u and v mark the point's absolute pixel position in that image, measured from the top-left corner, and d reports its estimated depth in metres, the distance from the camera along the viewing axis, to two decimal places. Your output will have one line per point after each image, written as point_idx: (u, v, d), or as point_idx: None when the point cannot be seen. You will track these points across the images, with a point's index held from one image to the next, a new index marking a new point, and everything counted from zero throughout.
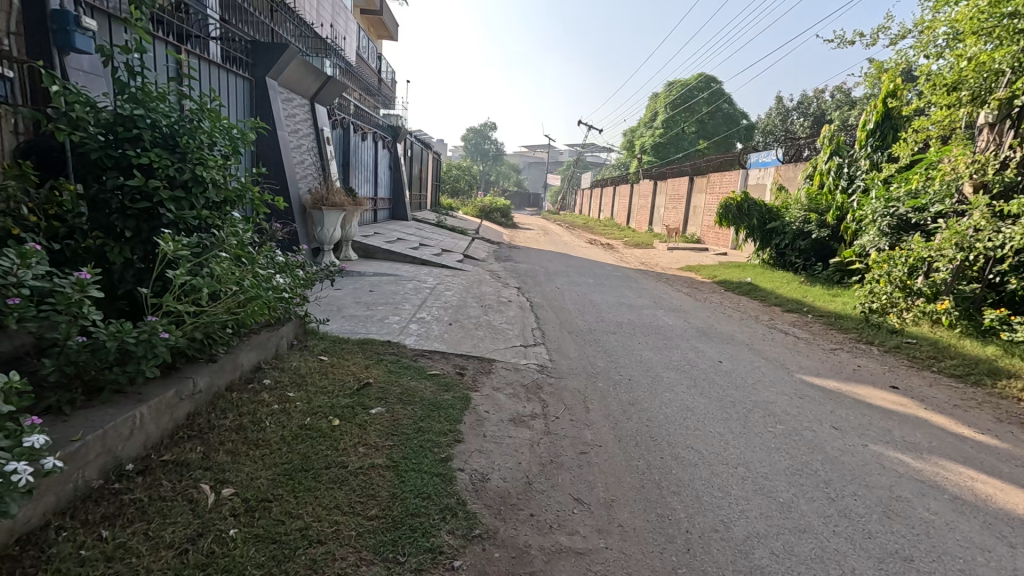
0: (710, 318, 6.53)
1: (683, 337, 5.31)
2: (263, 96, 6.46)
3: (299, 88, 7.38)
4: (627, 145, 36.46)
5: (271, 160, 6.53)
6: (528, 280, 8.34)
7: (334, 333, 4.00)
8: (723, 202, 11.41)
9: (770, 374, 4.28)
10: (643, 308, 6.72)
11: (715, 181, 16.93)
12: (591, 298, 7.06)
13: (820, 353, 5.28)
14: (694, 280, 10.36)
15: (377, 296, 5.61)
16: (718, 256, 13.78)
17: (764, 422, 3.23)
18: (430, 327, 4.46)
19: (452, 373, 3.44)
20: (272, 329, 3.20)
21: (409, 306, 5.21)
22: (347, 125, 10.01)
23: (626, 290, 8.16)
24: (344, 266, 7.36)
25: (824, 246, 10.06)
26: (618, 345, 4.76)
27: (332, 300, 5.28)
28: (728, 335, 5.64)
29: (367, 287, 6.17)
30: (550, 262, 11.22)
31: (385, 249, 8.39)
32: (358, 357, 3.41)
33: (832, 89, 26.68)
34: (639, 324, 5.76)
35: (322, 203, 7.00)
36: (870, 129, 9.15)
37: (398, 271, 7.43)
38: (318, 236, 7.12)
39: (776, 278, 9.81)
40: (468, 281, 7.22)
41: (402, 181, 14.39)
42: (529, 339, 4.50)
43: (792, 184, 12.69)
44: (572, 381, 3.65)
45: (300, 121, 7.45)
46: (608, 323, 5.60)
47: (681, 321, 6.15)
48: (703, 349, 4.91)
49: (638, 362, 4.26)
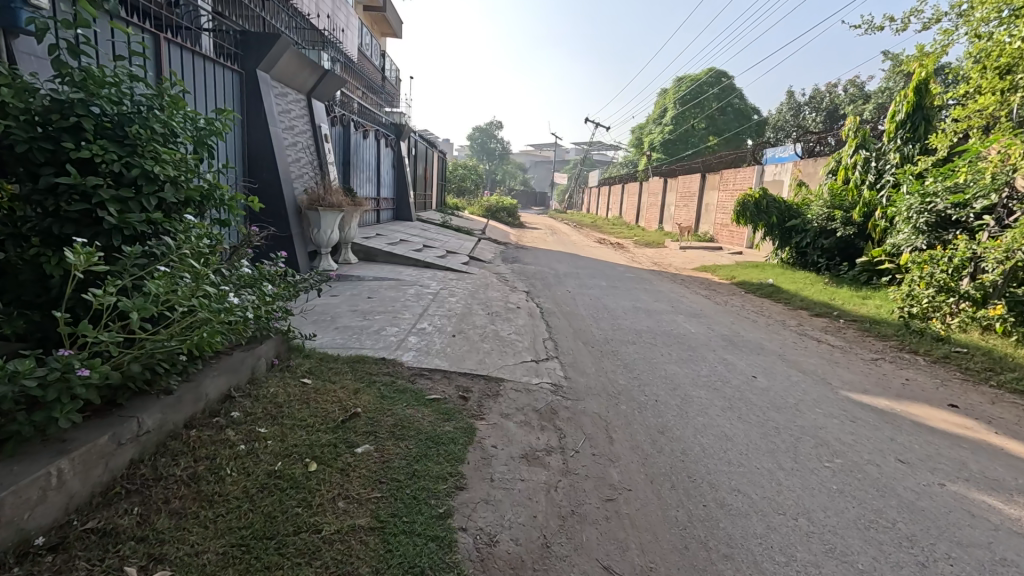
0: (735, 324, 6.05)
1: (709, 347, 4.83)
2: (255, 90, 6.04)
3: (294, 82, 6.96)
4: (636, 142, 35.88)
5: (263, 158, 6.13)
6: (537, 283, 7.89)
7: (323, 348, 3.59)
8: (741, 199, 10.89)
9: (812, 392, 3.81)
10: (662, 313, 6.24)
11: (729, 178, 16.38)
12: (605, 303, 6.60)
13: (861, 365, 4.79)
14: (711, 281, 9.87)
15: (376, 304, 5.20)
16: (733, 255, 13.26)
17: (818, 454, 2.77)
18: (431, 339, 4.03)
19: (454, 398, 3.00)
20: (247, 347, 2.78)
21: (409, 314, 4.78)
22: (347, 121, 9.60)
23: (641, 293, 7.69)
24: (342, 271, 6.97)
25: (849, 244, 9.53)
26: (638, 357, 4.31)
27: (327, 309, 4.87)
28: (758, 344, 5.16)
29: (364, 293, 5.75)
30: (558, 263, 10.76)
31: (387, 252, 7.98)
32: (347, 380, 2.99)
33: (845, 82, 25.95)
34: (659, 332, 5.29)
35: (318, 204, 6.62)
36: (900, 120, 8.62)
37: (399, 275, 7.01)
38: (314, 238, 6.75)
39: (798, 279, 9.31)
40: (474, 285, 6.79)
41: (406, 180, 13.99)
42: (541, 353, 4.06)
43: (813, 179, 12.13)
44: (591, 405, 3.21)
45: (295, 116, 7.03)
46: (626, 331, 5.15)
47: (703, 328, 5.68)
48: (733, 361, 4.44)
49: (663, 379, 3.80)
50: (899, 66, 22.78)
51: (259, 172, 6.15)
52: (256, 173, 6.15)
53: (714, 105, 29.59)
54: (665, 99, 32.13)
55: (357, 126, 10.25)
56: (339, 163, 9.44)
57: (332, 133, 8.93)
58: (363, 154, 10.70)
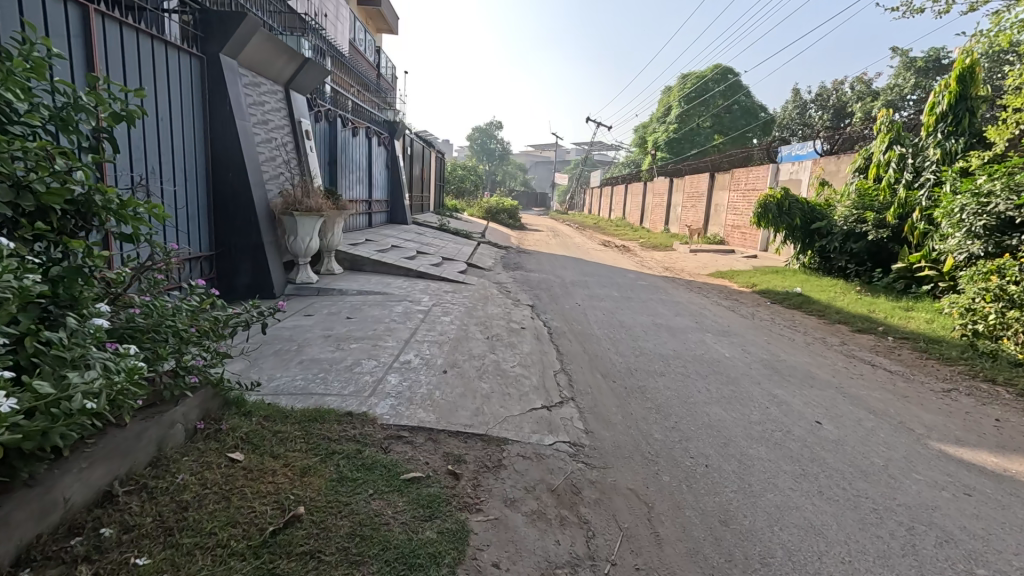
0: (771, 345, 5.26)
1: (752, 379, 4.03)
2: (217, 77, 5.24)
3: (267, 70, 6.16)
4: (638, 141, 35.12)
5: (230, 158, 5.37)
6: (542, 294, 7.08)
7: (271, 397, 2.79)
8: (761, 200, 10.10)
9: (897, 445, 3.01)
10: (687, 333, 5.43)
11: (740, 177, 15.58)
12: (621, 320, 5.80)
13: (934, 399, 3.98)
14: (729, 290, 9.08)
15: (356, 327, 4.40)
16: (749, 259, 12.47)
17: (950, 560, 1.98)
18: (417, 378, 3.25)
19: (441, 474, 2.22)
20: (152, 415, 2.00)
21: (392, 341, 3.99)
22: (334, 117, 8.81)
23: (658, 305, 6.88)
24: (324, 283, 6.20)
25: (881, 248, 8.72)
26: (672, 397, 3.50)
27: (295, 337, 4.08)
28: (807, 373, 4.35)
29: (343, 312, 4.96)
30: (564, 270, 9.97)
31: (375, 260, 7.20)
32: (296, 452, 2.21)
33: (853, 79, 25.16)
34: (690, 358, 4.48)
35: (294, 208, 5.87)
36: (940, 112, 7.86)
37: (387, 288, 6.22)
38: (290, 247, 6.01)
39: (826, 286, 8.62)
40: (472, 299, 5.99)
41: (400, 181, 13.20)
42: (554, 396, 3.26)
43: (836, 178, 11.34)
44: (624, 479, 2.41)
45: (270, 110, 6.26)
46: (651, 358, 4.35)
47: (737, 350, 4.87)
48: (786, 399, 3.63)
49: (709, 431, 3.00)
50: (909, 62, 21.98)
51: (225, 174, 5.39)
52: (222, 175, 5.38)
53: (719, 103, 28.76)
54: (669, 97, 31.34)
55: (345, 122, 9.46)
56: (326, 163, 8.69)
57: (317, 129, 8.16)
58: (353, 152, 9.94)
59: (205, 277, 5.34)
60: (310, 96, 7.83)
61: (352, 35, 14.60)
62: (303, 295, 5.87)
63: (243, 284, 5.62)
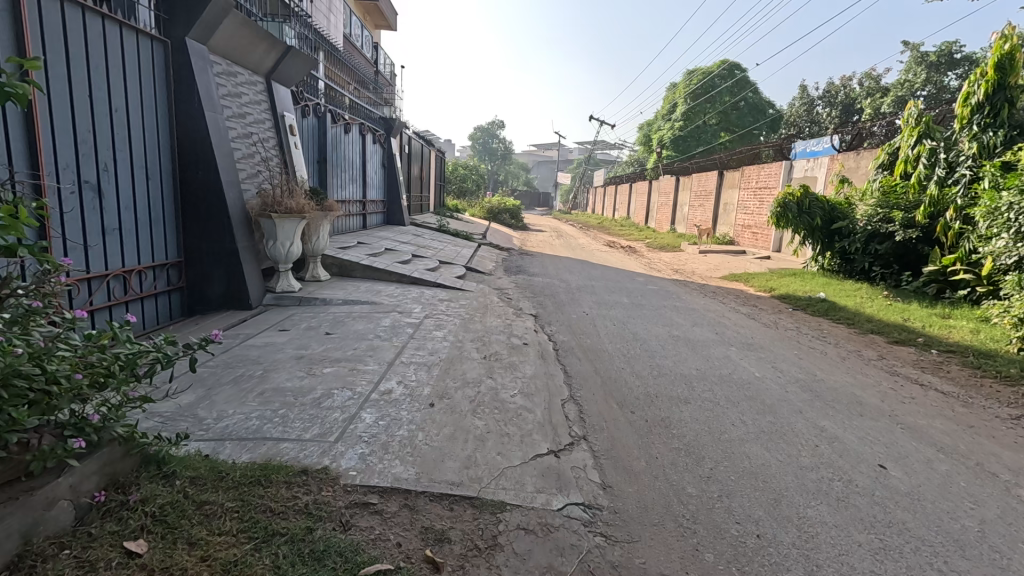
0: (804, 361, 4.69)
1: (791, 406, 3.47)
2: (184, 64, 4.71)
3: (244, 58, 5.63)
4: (642, 140, 34.51)
5: (199, 156, 4.84)
6: (546, 302, 6.52)
7: (211, 446, 2.25)
8: (780, 199, 9.64)
9: (987, 498, 2.43)
10: (709, 347, 4.86)
11: (752, 175, 14.97)
12: (633, 332, 5.24)
13: (1006, 430, 3.40)
14: (746, 295, 8.51)
15: (335, 345, 3.87)
16: (762, 261, 11.91)
17: None
18: (398, 414, 2.71)
19: (415, 565, 1.67)
20: (17, 496, 1.47)
21: (373, 364, 3.45)
22: (323, 112, 8.28)
23: (673, 314, 6.32)
24: (307, 292, 5.67)
25: (908, 250, 8.16)
26: (702, 433, 2.94)
27: (263, 359, 3.55)
28: (852, 397, 3.78)
29: (323, 327, 4.42)
30: (570, 273, 9.42)
31: (365, 265, 6.66)
32: (223, 537, 1.65)
33: (861, 74, 24.52)
34: (716, 379, 3.92)
35: (272, 209, 5.33)
36: (976, 103, 7.29)
37: (377, 297, 5.68)
38: (269, 253, 5.50)
39: (850, 290, 8.10)
40: (469, 309, 5.44)
41: (398, 181, 12.69)
42: (562, 435, 2.71)
43: (856, 175, 10.75)
44: (655, 560, 1.86)
45: (248, 103, 5.74)
46: (672, 381, 3.79)
47: (768, 369, 4.30)
48: (837, 434, 3.06)
49: (754, 481, 2.44)
50: (921, 57, 21.34)
51: (194, 173, 4.87)
52: (190, 173, 4.87)
53: (725, 100, 28.16)
54: (674, 94, 30.72)
55: (336, 117, 8.94)
56: (315, 162, 8.18)
57: (305, 125, 7.66)
58: (345, 150, 9.43)
59: (173, 287, 4.83)
60: (296, 89, 7.33)
61: (347, 31, 14.08)
62: (283, 306, 5.34)
63: (217, 294, 5.11)
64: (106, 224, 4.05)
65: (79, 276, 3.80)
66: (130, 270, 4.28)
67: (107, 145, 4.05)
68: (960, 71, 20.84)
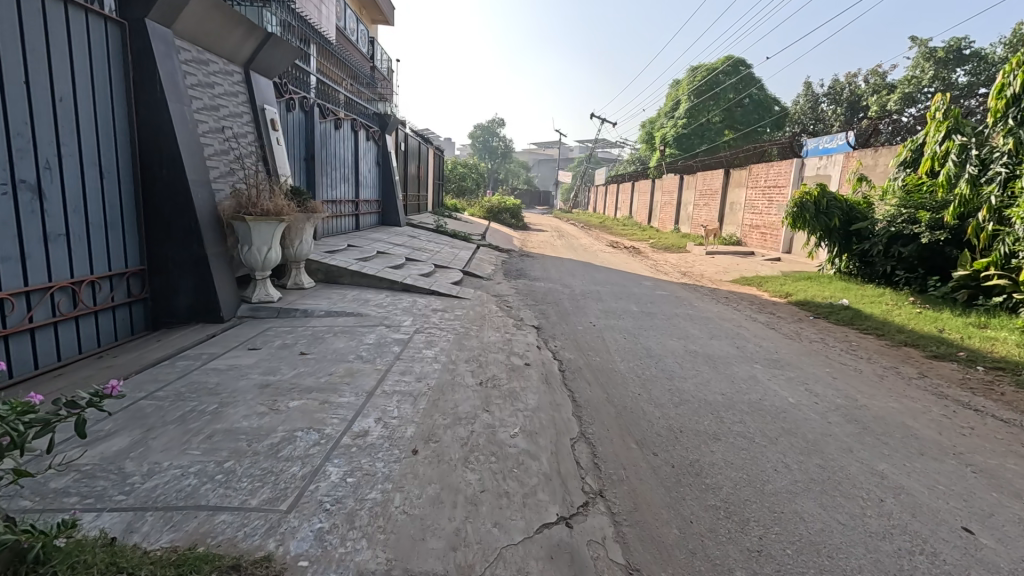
0: (838, 382, 4.19)
1: (839, 443, 2.96)
2: (144, 49, 4.20)
3: (217, 45, 5.14)
4: (645, 137, 33.94)
5: (162, 152, 4.34)
6: (549, 311, 6.02)
7: (124, 524, 1.75)
8: (796, 198, 9.17)
9: None
10: (732, 366, 4.36)
11: (760, 173, 14.45)
12: (646, 347, 4.74)
13: None
14: (760, 300, 8.03)
15: (308, 369, 3.36)
16: (773, 263, 11.43)
17: None
18: (372, 466, 2.21)
19: None
20: None
21: (350, 394, 2.95)
22: (311, 106, 7.78)
23: (688, 324, 5.81)
24: (286, 303, 5.17)
25: (935, 252, 7.67)
26: (741, 484, 2.44)
27: (222, 388, 3.04)
28: (904, 428, 3.28)
29: (299, 344, 3.91)
30: (573, 277, 8.92)
31: (353, 271, 6.16)
32: None
33: (867, 70, 23.98)
34: (747, 407, 3.42)
35: (246, 211, 4.82)
36: (1012, 96, 6.72)
37: (363, 307, 5.17)
38: (244, 260, 4.99)
39: (872, 295, 7.63)
40: (465, 321, 4.94)
41: (393, 181, 12.19)
42: (574, 493, 2.21)
43: (874, 173, 10.24)
44: None
45: (222, 94, 5.23)
46: (697, 411, 3.29)
47: (802, 393, 3.80)
48: (901, 482, 2.55)
49: (817, 558, 1.93)
50: (929, 52, 20.73)
51: (157, 171, 4.36)
52: (152, 171, 4.36)
53: (729, 97, 27.64)
54: (677, 90, 30.14)
55: (325, 112, 8.44)
56: (302, 160, 7.68)
57: (289, 120, 7.16)
58: (336, 147, 8.93)
59: (134, 299, 4.33)
60: (280, 81, 6.83)
61: (341, 24, 13.53)
62: (259, 318, 4.83)
63: (185, 306, 4.60)
64: (49, 229, 3.55)
65: (14, 291, 3.30)
66: (80, 282, 3.78)
67: (49, 139, 3.53)
68: (968, 67, 20.32)
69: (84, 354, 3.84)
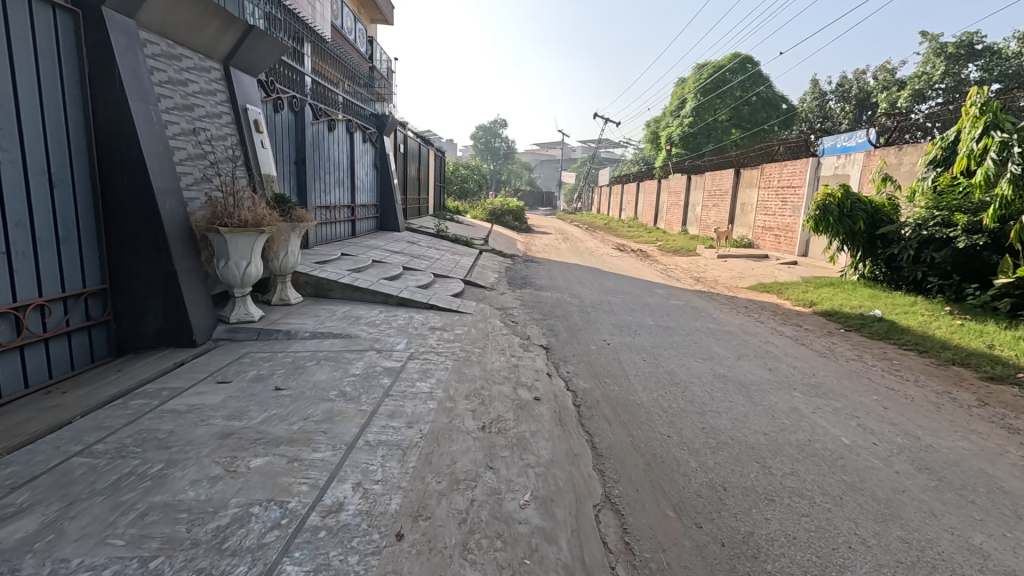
0: (893, 414, 3.66)
1: (918, 506, 2.44)
2: (100, 40, 3.71)
3: (190, 39, 4.66)
4: (649, 137, 33.37)
5: (123, 157, 3.85)
6: (558, 327, 5.50)
7: None
8: (818, 201, 8.63)
9: None
10: (769, 394, 3.84)
11: (772, 173, 13.88)
12: (668, 371, 4.22)
13: None
14: (783, 309, 7.51)
15: (281, 410, 2.86)
16: (790, 268, 10.90)
17: None
18: (343, 564, 1.70)
19: None
20: None
21: (326, 447, 2.45)
22: (301, 105, 7.30)
23: (710, 341, 5.29)
24: (268, 323, 4.68)
25: (971, 258, 7.13)
26: (814, 572, 1.93)
27: (175, 438, 2.54)
28: (987, 478, 2.76)
29: (276, 376, 3.42)
30: (581, 285, 8.40)
31: (345, 285, 5.67)
32: None
33: (876, 67, 23.33)
34: (796, 453, 2.90)
35: (221, 221, 4.34)
36: None
37: (353, 326, 4.67)
38: (221, 276, 4.50)
39: (904, 304, 7.10)
40: (465, 343, 4.42)
41: (392, 184, 11.71)
42: None
43: (899, 173, 9.67)
44: None
45: (196, 93, 4.76)
46: (740, 460, 2.77)
47: (857, 431, 3.27)
48: (1012, 565, 2.03)
49: None
50: (939, 48, 20.03)
51: (118, 178, 3.88)
52: (113, 179, 3.88)
53: (737, 95, 27.03)
54: (683, 89, 29.56)
55: (318, 112, 7.94)
56: (292, 164, 7.21)
57: (278, 121, 6.69)
58: (330, 150, 8.45)
59: (94, 322, 3.84)
60: (266, 79, 6.34)
61: (338, 22, 13.09)
62: (236, 341, 4.34)
63: (153, 330, 4.12)
64: None
65: None
66: (25, 307, 3.28)
67: None
68: (980, 63, 19.66)
69: (31, 389, 3.34)
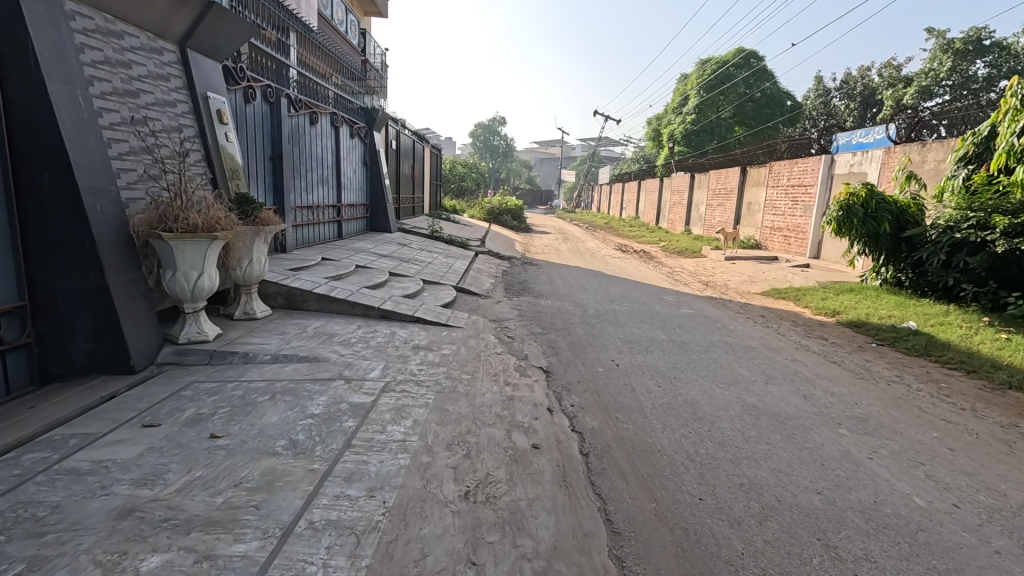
0: (962, 458, 3.04)
1: None
2: (10, 8, 3.07)
3: (134, 14, 4.03)
4: (650, 135, 32.74)
5: (41, 149, 3.21)
6: (559, 343, 4.87)
7: None
8: (840, 201, 8.01)
9: None
10: (811, 432, 3.23)
11: (781, 172, 13.24)
12: (690, 402, 3.59)
13: None
14: (804, 319, 6.90)
15: (209, 471, 2.24)
16: (805, 271, 10.27)
17: None
18: None
19: None
20: None
21: (254, 535, 1.83)
22: (278, 96, 6.67)
23: (733, 361, 4.66)
24: (224, 342, 4.05)
25: (1010, 263, 6.53)
26: None
27: (56, 518, 1.92)
28: None
29: (217, 417, 2.79)
30: (584, 292, 7.77)
31: (319, 296, 5.04)
32: None
33: (882, 63, 22.71)
34: (863, 523, 2.29)
35: (166, 226, 3.72)
36: None
37: (324, 347, 4.04)
38: (169, 289, 3.87)
39: (936, 314, 6.49)
40: (452, 367, 3.79)
41: (383, 183, 11.06)
42: None
43: (922, 170, 9.08)
44: None
45: (143, 77, 4.14)
46: (796, 538, 2.15)
47: (930, 487, 2.65)
48: None
49: None
50: (947, 44, 19.39)
51: (38, 174, 3.25)
52: (32, 174, 3.25)
53: (740, 91, 26.40)
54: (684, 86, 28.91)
55: (300, 105, 7.32)
56: (267, 160, 6.58)
57: (249, 113, 6.06)
58: (312, 146, 7.83)
59: (8, 347, 3.18)
60: (234, 66, 5.71)
61: (327, 12, 12.46)
62: (184, 366, 3.71)
63: (84, 355, 3.47)
64: None
65: None
66: None
67: None
68: (989, 59, 18.99)
69: None
